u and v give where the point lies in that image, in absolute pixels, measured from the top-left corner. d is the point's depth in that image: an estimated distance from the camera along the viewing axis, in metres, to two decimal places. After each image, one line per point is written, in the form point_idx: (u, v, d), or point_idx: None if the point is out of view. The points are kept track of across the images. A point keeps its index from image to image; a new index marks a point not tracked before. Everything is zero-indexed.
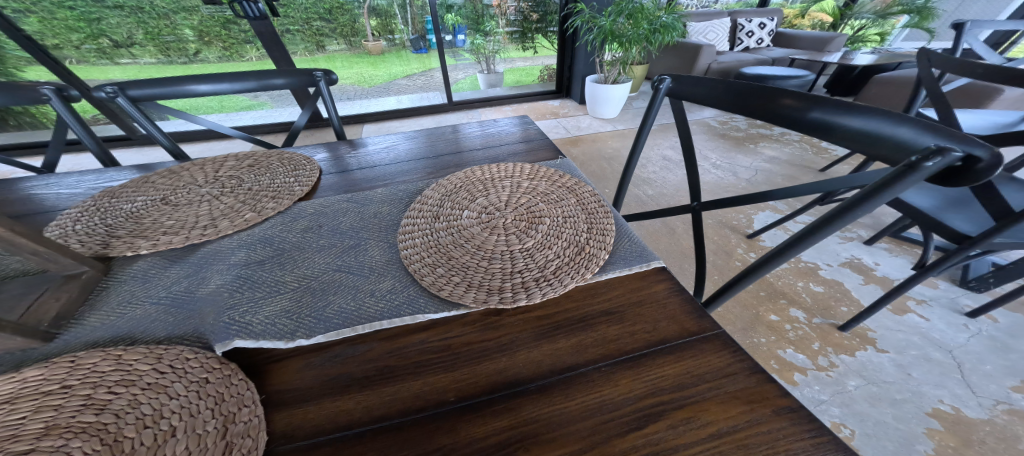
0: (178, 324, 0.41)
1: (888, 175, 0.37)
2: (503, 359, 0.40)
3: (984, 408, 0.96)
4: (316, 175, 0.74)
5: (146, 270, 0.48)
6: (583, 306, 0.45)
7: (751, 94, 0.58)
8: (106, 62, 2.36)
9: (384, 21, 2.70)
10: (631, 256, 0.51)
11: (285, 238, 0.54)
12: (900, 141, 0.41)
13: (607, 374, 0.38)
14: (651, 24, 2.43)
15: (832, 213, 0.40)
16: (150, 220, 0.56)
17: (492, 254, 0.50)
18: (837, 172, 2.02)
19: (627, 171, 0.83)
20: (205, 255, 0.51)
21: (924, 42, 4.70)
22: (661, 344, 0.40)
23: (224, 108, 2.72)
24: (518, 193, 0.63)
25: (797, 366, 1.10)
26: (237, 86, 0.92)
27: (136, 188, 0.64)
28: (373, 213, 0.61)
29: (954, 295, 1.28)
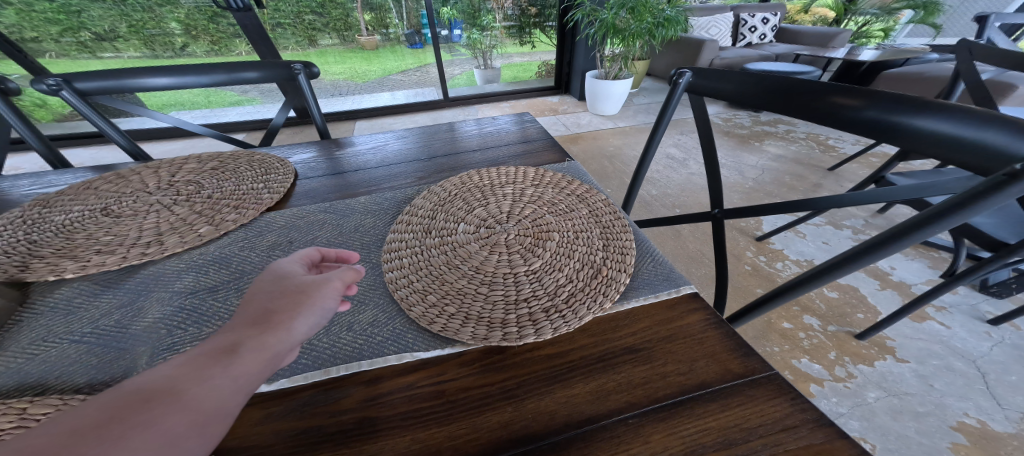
0: (103, 368, 0.33)
1: (979, 187, 0.31)
2: (510, 409, 0.32)
3: (1011, 422, 0.90)
4: (290, 179, 0.66)
5: (70, 299, 0.40)
6: (601, 342, 0.38)
7: (792, 91, 0.51)
8: (87, 56, 2.23)
9: (378, 15, 2.60)
10: (657, 280, 0.44)
11: (246, 259, 0.46)
12: (986, 147, 0.34)
13: (636, 428, 0.30)
14: (656, 18, 2.34)
15: (898, 229, 0.35)
16: (84, 236, 0.49)
17: (493, 279, 0.43)
18: (846, 171, 1.96)
19: (639, 174, 0.76)
20: (146, 279, 0.43)
21: (929, 37, 4.65)
22: (700, 389, 0.33)
23: (210, 104, 2.60)
24: (522, 202, 0.56)
25: (814, 377, 1.03)
26: (205, 79, 0.83)
27: (75, 196, 0.57)
28: (354, 227, 0.53)
29: (974, 301, 1.23)
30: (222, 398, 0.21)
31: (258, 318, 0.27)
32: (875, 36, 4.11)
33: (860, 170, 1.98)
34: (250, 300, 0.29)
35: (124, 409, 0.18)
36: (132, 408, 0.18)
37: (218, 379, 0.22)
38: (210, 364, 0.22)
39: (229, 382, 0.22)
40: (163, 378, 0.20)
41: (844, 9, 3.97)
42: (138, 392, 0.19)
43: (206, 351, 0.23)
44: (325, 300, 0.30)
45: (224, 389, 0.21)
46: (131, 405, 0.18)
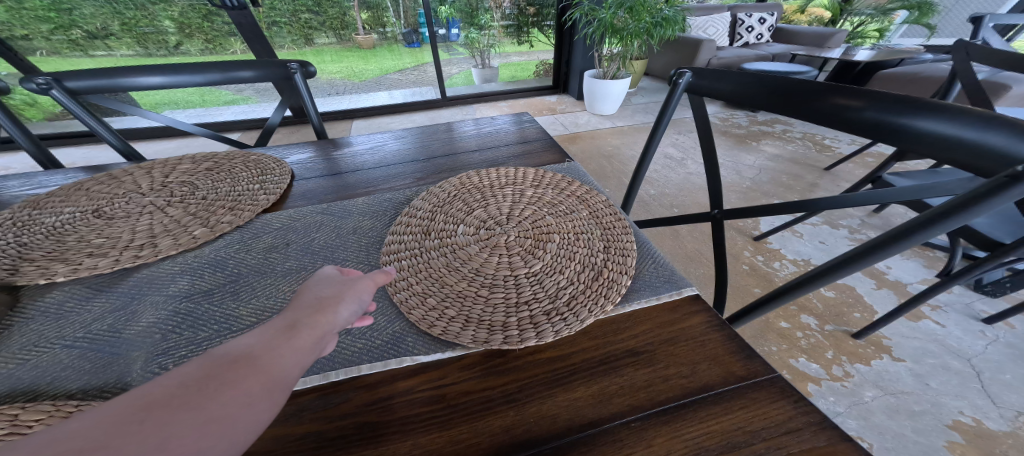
0: (96, 373, 0.32)
1: (984, 187, 0.31)
2: (512, 412, 0.32)
3: (1006, 420, 0.91)
4: (286, 180, 0.65)
5: (62, 303, 0.39)
6: (603, 345, 0.37)
7: (793, 91, 0.51)
8: (79, 55, 2.20)
9: (375, 14, 2.59)
10: (658, 282, 0.44)
11: (242, 261, 0.46)
12: (988, 148, 0.34)
13: (639, 432, 0.30)
14: (654, 17, 2.34)
15: (900, 230, 0.35)
16: (75, 238, 0.48)
17: (493, 282, 0.43)
18: (842, 171, 1.98)
19: (639, 174, 0.76)
20: (139, 282, 0.42)
21: (923, 37, 4.70)
22: (702, 393, 0.32)
23: (205, 103, 2.57)
24: (523, 203, 0.55)
25: (811, 376, 1.04)
26: (200, 78, 0.82)
27: (66, 197, 0.56)
28: (352, 229, 0.53)
29: (970, 300, 1.24)
30: (288, 369, 0.21)
31: (313, 299, 0.27)
32: (871, 36, 4.13)
33: (856, 169, 1.99)
34: (310, 282, 0.29)
35: (205, 375, 0.18)
36: (212, 375, 0.18)
37: (284, 352, 0.22)
38: (278, 338, 0.23)
39: (291, 357, 0.22)
40: (239, 347, 0.21)
41: (840, 9, 4.00)
42: (218, 359, 0.20)
43: (275, 325, 0.24)
44: (368, 289, 0.30)
45: (289, 360, 0.22)
46: (212, 372, 0.18)
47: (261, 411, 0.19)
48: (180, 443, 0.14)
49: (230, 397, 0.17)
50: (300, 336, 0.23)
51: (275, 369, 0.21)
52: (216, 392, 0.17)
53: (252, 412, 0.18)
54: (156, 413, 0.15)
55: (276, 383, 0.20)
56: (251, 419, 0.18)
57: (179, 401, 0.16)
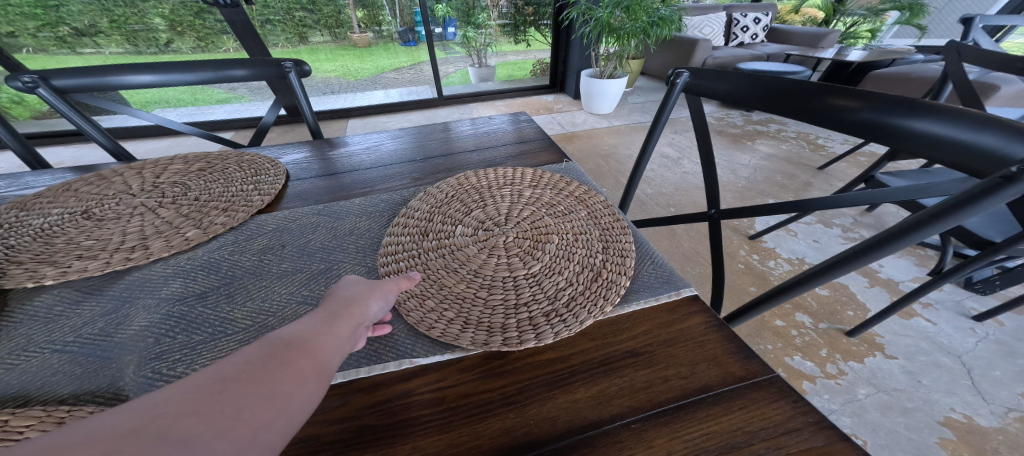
0: (88, 378, 0.31)
1: (978, 188, 0.32)
2: (512, 415, 0.31)
3: (996, 416, 0.93)
4: (281, 181, 0.64)
5: (51, 307, 0.38)
6: (602, 346, 0.37)
7: (790, 92, 0.51)
8: (67, 52, 2.15)
9: (371, 12, 2.57)
10: (657, 283, 0.44)
11: (236, 263, 0.45)
12: (982, 149, 0.34)
13: (639, 433, 0.30)
14: (650, 17, 2.34)
15: (896, 230, 0.35)
16: (64, 240, 0.47)
17: (492, 283, 0.42)
18: (836, 171, 2.00)
19: (636, 174, 0.76)
20: (130, 285, 0.42)
21: (914, 38, 4.76)
22: (702, 393, 0.32)
23: (197, 101, 2.55)
24: (521, 203, 0.55)
25: (806, 374, 1.05)
26: (190, 77, 0.80)
27: (54, 198, 0.55)
28: (349, 230, 0.52)
29: (960, 298, 1.27)
30: (333, 354, 0.23)
31: (346, 295, 0.29)
32: (863, 37, 4.18)
33: (849, 169, 2.02)
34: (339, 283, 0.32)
35: (262, 357, 0.20)
36: (268, 356, 0.20)
37: (326, 339, 0.24)
38: (320, 326, 0.25)
39: (336, 342, 0.24)
40: (290, 333, 0.23)
41: (833, 9, 4.04)
42: (273, 343, 0.22)
43: (317, 315, 0.26)
44: (386, 293, 0.32)
45: (333, 346, 0.24)
46: (268, 354, 0.21)
47: (313, 391, 0.21)
48: (248, 416, 0.16)
49: (284, 377, 0.19)
50: (339, 326, 0.26)
51: (322, 353, 0.23)
52: (272, 373, 0.19)
53: (306, 390, 0.20)
54: (221, 390, 0.17)
55: (322, 368, 0.22)
56: (306, 397, 0.20)
57: (241, 381, 0.18)
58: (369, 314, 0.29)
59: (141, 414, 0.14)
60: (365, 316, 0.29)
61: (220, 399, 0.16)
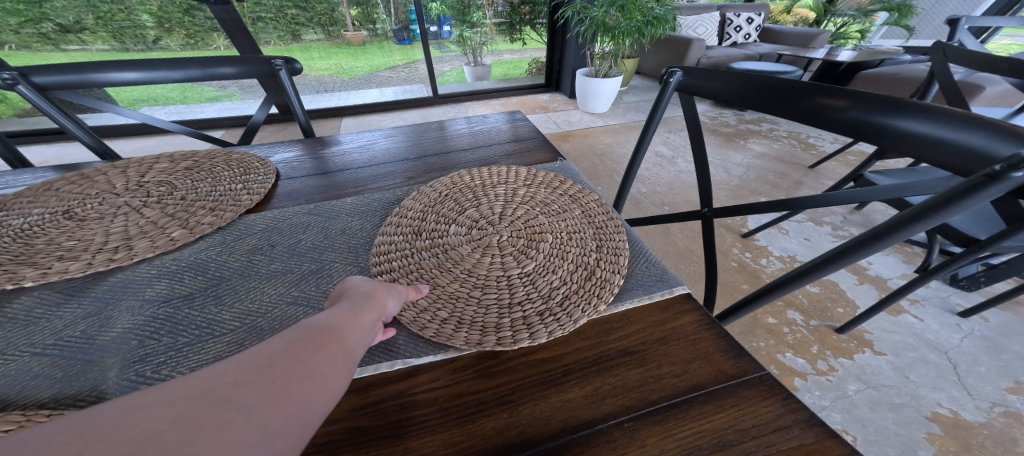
0: (70, 381, 0.30)
1: (963, 186, 0.32)
2: (506, 415, 0.31)
3: (981, 411, 0.95)
4: (271, 180, 0.63)
5: (30, 310, 0.37)
6: (596, 345, 0.37)
7: (779, 92, 0.51)
8: (50, 49, 2.09)
9: (365, 10, 2.55)
10: (650, 281, 0.44)
11: (225, 264, 0.44)
12: (968, 148, 0.35)
13: (631, 432, 0.30)
14: (645, 16, 2.34)
15: (881, 228, 0.36)
16: (44, 241, 0.46)
17: (486, 282, 0.42)
18: (826, 169, 2.03)
19: (630, 173, 0.76)
20: (113, 286, 0.41)
21: (902, 39, 4.85)
22: (694, 391, 0.33)
23: (186, 99, 2.52)
24: (515, 202, 0.55)
25: (797, 371, 1.06)
26: (176, 74, 0.78)
27: (35, 198, 0.54)
28: (341, 229, 0.52)
29: (946, 294, 1.30)
30: (357, 342, 0.27)
31: (364, 295, 0.33)
32: (853, 37, 4.25)
33: (839, 168, 2.05)
34: (354, 286, 0.36)
35: (298, 340, 0.25)
36: (303, 339, 0.25)
37: (352, 328, 0.28)
38: (346, 317, 0.29)
39: (360, 332, 0.28)
40: (320, 321, 0.27)
41: (823, 10, 4.11)
42: (308, 328, 0.26)
43: (343, 309, 0.30)
44: (398, 294, 0.36)
45: (358, 335, 0.28)
46: (302, 337, 0.25)
47: (344, 371, 0.24)
48: (292, 389, 0.20)
49: (319, 357, 0.23)
50: (362, 318, 0.30)
51: (348, 340, 0.27)
52: (309, 353, 0.23)
53: (338, 372, 0.24)
54: (267, 365, 0.21)
55: (351, 352, 0.26)
56: (339, 375, 0.24)
57: (282, 359, 0.22)
58: (385, 312, 0.34)
59: (205, 383, 0.19)
60: (382, 312, 0.33)
61: (269, 375, 0.21)
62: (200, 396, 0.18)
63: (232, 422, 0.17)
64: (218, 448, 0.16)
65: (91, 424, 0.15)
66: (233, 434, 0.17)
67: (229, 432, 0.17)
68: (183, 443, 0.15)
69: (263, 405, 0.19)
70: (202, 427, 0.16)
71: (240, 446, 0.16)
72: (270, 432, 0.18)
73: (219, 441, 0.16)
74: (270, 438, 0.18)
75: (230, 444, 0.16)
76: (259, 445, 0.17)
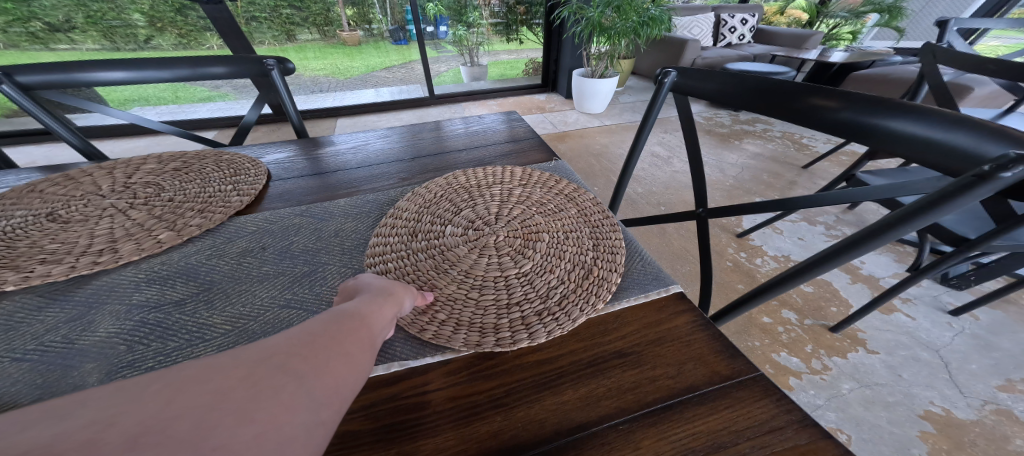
0: (52, 387, 0.30)
1: (953, 186, 0.32)
2: (500, 418, 0.31)
3: (973, 409, 0.96)
4: (261, 181, 0.62)
5: (10, 315, 0.36)
6: (591, 347, 0.37)
7: (773, 92, 0.52)
8: (38, 48, 2.05)
9: (361, 10, 2.52)
10: (645, 280, 0.44)
11: (216, 268, 0.44)
12: (958, 149, 0.35)
13: (625, 434, 0.30)
14: (641, 17, 2.34)
15: (876, 228, 0.36)
16: (27, 244, 0.45)
17: (483, 283, 0.42)
18: (819, 169, 2.05)
19: (626, 173, 0.76)
20: (98, 290, 0.40)
21: (893, 40, 4.92)
22: (689, 393, 0.32)
23: (178, 99, 2.48)
24: (511, 203, 0.55)
25: (792, 371, 1.07)
26: (166, 74, 0.77)
27: (18, 200, 0.52)
28: (334, 231, 0.51)
29: (937, 293, 1.31)
30: (380, 330, 0.28)
31: (379, 291, 0.34)
32: (844, 39, 4.31)
33: (831, 167, 2.07)
34: (368, 282, 0.36)
35: (329, 323, 0.26)
36: (336, 322, 0.26)
37: (376, 318, 0.29)
38: (369, 309, 0.30)
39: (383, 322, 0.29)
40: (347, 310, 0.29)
41: (816, 11, 4.18)
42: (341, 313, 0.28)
43: (365, 301, 0.32)
44: (410, 293, 0.37)
45: (381, 324, 0.29)
46: (334, 321, 0.26)
47: (372, 356, 0.26)
48: (332, 364, 0.22)
49: (351, 340, 0.25)
50: (382, 311, 0.31)
51: (373, 327, 0.28)
52: (343, 334, 0.25)
53: (367, 353, 0.25)
54: (307, 342, 0.23)
55: (375, 338, 0.27)
56: (368, 358, 0.25)
57: (319, 338, 0.24)
58: (400, 308, 0.34)
59: (261, 352, 0.22)
60: (401, 307, 0.34)
61: (313, 348, 0.23)
62: (259, 363, 0.21)
63: (286, 388, 0.19)
64: (275, 412, 0.18)
65: (175, 388, 0.18)
66: (288, 398, 0.19)
67: (284, 395, 0.19)
68: (248, 403, 0.18)
69: (310, 377, 0.21)
70: (261, 394, 0.18)
71: (292, 413, 0.18)
72: (317, 399, 0.20)
73: (276, 402, 0.18)
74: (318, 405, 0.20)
75: (285, 408, 0.18)
76: (309, 411, 0.19)
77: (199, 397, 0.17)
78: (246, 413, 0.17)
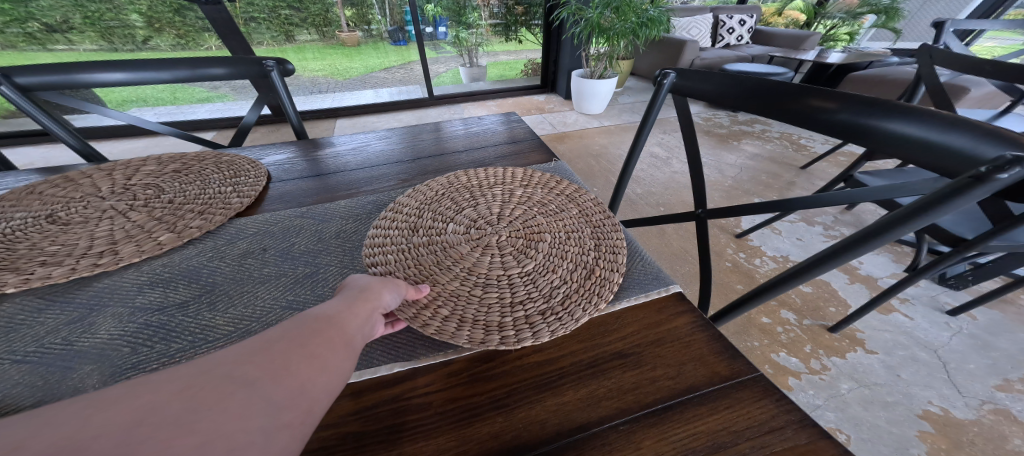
0: (54, 389, 0.30)
1: (950, 187, 0.32)
2: (501, 419, 0.31)
3: (971, 409, 0.97)
4: (262, 183, 0.62)
5: (11, 317, 0.36)
6: (592, 347, 0.37)
7: (773, 91, 0.52)
8: (36, 48, 2.04)
9: (360, 11, 2.52)
10: (646, 280, 0.45)
11: (217, 269, 0.43)
12: (955, 151, 0.36)
13: (626, 435, 0.30)
14: (640, 18, 2.35)
15: (874, 228, 0.36)
16: (27, 246, 0.44)
17: (486, 281, 0.42)
18: (818, 170, 2.06)
19: (626, 173, 0.76)
20: (99, 292, 0.40)
21: (889, 42, 4.96)
22: (689, 393, 0.33)
23: (177, 100, 2.48)
24: (513, 203, 0.55)
25: (791, 370, 1.07)
26: (165, 75, 0.77)
27: (17, 201, 0.52)
28: (334, 232, 0.51)
29: (935, 293, 1.32)
30: (355, 330, 0.28)
31: (361, 288, 0.33)
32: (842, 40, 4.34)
33: (829, 168, 2.08)
34: (354, 278, 0.36)
35: (295, 328, 0.25)
36: (301, 327, 0.26)
37: (350, 318, 0.28)
38: (344, 310, 0.29)
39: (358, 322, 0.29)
40: (320, 312, 0.28)
41: (813, 12, 4.22)
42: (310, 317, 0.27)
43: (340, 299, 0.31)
44: (395, 284, 0.36)
45: (356, 323, 0.28)
46: (301, 326, 0.26)
47: (345, 358, 0.25)
48: (292, 369, 0.22)
49: (319, 343, 0.24)
50: (359, 310, 0.30)
51: (346, 327, 0.27)
52: (308, 338, 0.24)
53: (337, 355, 0.25)
54: (267, 348, 0.22)
55: (348, 339, 0.26)
56: (340, 358, 0.25)
57: (282, 345, 0.23)
58: (383, 304, 0.33)
59: (211, 364, 0.21)
60: (384, 303, 0.33)
61: (271, 356, 0.22)
62: (205, 375, 0.20)
63: (236, 397, 0.19)
64: (222, 420, 0.17)
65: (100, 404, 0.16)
66: (238, 406, 0.18)
67: (233, 402, 0.18)
68: (190, 415, 0.17)
69: (263, 383, 0.20)
70: (205, 403, 0.18)
71: (245, 419, 0.18)
72: (274, 403, 0.19)
73: (223, 410, 0.18)
74: (277, 410, 0.19)
75: (235, 415, 0.18)
76: (267, 416, 0.19)
77: (125, 410, 0.16)
78: (186, 425, 0.16)
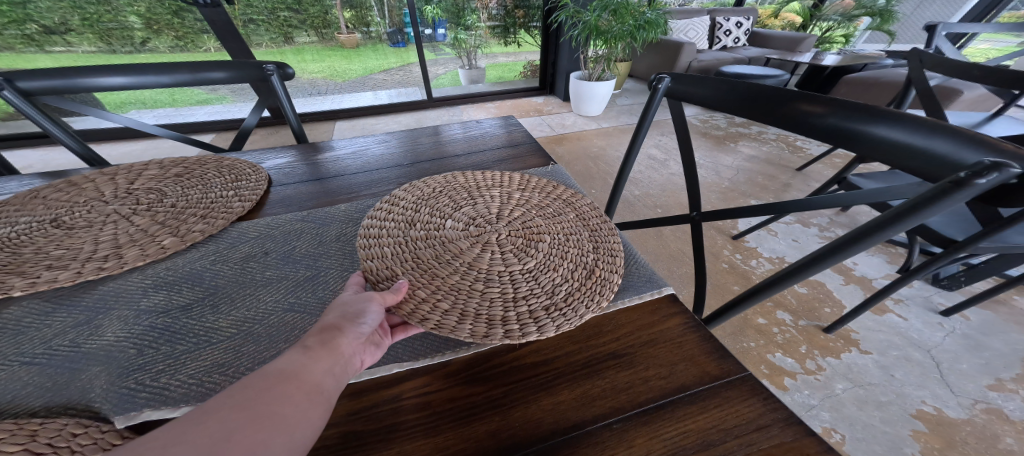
0: (62, 390, 0.30)
1: (930, 191, 0.34)
2: (499, 418, 0.32)
3: (964, 408, 0.98)
4: (263, 186, 0.63)
5: (18, 320, 0.37)
6: (587, 348, 0.38)
7: (764, 95, 0.53)
8: (35, 50, 2.05)
9: (359, 13, 2.54)
10: (640, 282, 0.46)
11: (219, 273, 0.44)
12: (938, 154, 0.37)
13: (619, 433, 0.31)
14: (637, 20, 2.36)
15: (860, 231, 0.37)
16: (32, 250, 0.45)
17: (487, 275, 0.43)
18: (814, 171, 2.08)
19: (622, 176, 0.77)
20: (105, 295, 0.40)
21: (884, 43, 5.02)
22: (681, 392, 0.34)
23: (176, 102, 2.47)
24: (511, 204, 0.56)
25: (787, 371, 1.08)
26: (166, 79, 0.78)
27: (22, 205, 0.53)
28: (335, 236, 0.52)
29: (928, 294, 1.33)
30: (322, 376, 0.27)
31: (336, 318, 0.32)
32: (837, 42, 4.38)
33: (825, 170, 2.10)
34: (339, 299, 0.35)
35: (251, 389, 0.24)
36: (260, 386, 0.24)
37: (315, 363, 0.27)
38: (309, 355, 0.28)
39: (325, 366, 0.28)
40: (283, 363, 0.27)
41: (809, 15, 4.26)
42: (270, 372, 0.26)
43: (308, 340, 0.30)
44: (372, 303, 0.35)
45: (325, 365, 0.27)
46: (260, 384, 0.25)
47: (309, 410, 0.24)
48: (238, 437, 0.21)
49: (278, 402, 0.23)
50: (329, 349, 0.29)
51: (309, 377, 0.26)
52: (264, 399, 0.23)
53: (298, 410, 0.24)
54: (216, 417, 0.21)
55: (312, 389, 0.26)
56: (301, 413, 0.24)
57: (232, 412, 0.22)
58: (361, 331, 0.33)
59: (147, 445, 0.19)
60: (361, 328, 0.33)
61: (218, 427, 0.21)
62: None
63: None
64: None
65: None
66: None
67: None
68: None
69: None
70: None
71: None
72: None
73: None
74: None
75: None
76: None
77: None
78: None
